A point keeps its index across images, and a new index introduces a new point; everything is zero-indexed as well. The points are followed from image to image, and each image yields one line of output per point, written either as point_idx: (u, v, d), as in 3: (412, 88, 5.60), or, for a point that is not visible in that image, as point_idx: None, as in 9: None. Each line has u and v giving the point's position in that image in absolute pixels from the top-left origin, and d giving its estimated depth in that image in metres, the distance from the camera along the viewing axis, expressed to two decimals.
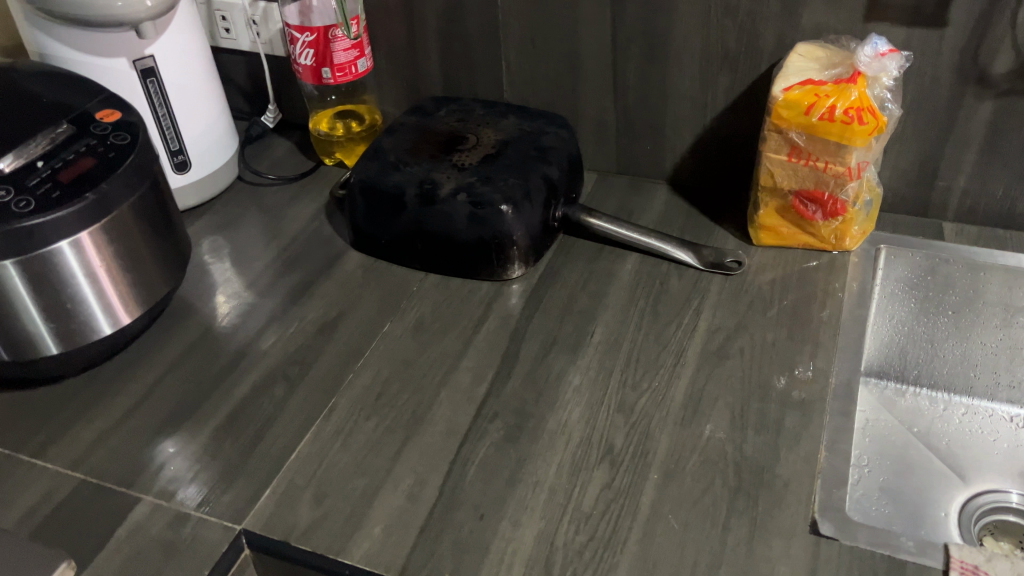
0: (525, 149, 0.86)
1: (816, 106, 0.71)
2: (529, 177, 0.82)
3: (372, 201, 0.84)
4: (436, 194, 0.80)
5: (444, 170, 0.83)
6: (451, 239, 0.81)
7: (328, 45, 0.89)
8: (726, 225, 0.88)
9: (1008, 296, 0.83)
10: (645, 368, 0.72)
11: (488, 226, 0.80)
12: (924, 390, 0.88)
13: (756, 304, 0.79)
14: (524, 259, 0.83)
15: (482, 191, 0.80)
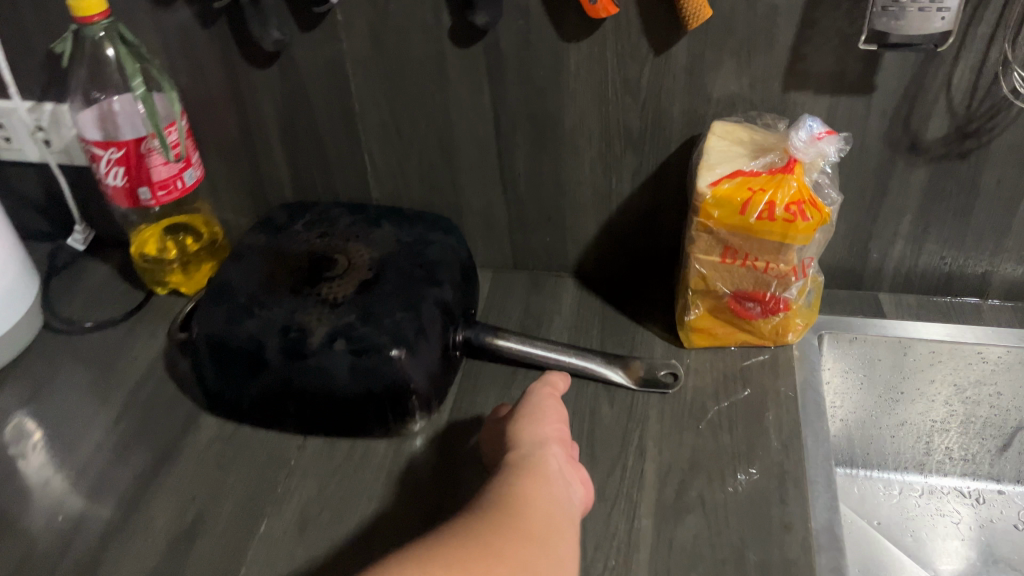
0: (408, 268, 0.71)
1: (751, 202, 0.61)
2: (419, 307, 0.67)
3: (224, 359, 0.66)
4: (305, 346, 0.64)
5: (310, 310, 0.67)
6: (331, 397, 0.65)
7: (143, 161, 0.71)
8: (649, 324, 0.77)
9: (957, 375, 0.76)
10: (595, 541, 0.59)
11: (376, 378, 0.64)
12: (876, 471, 0.82)
13: (704, 429, 0.68)
14: (426, 408, 0.67)
15: (364, 336, 0.64)
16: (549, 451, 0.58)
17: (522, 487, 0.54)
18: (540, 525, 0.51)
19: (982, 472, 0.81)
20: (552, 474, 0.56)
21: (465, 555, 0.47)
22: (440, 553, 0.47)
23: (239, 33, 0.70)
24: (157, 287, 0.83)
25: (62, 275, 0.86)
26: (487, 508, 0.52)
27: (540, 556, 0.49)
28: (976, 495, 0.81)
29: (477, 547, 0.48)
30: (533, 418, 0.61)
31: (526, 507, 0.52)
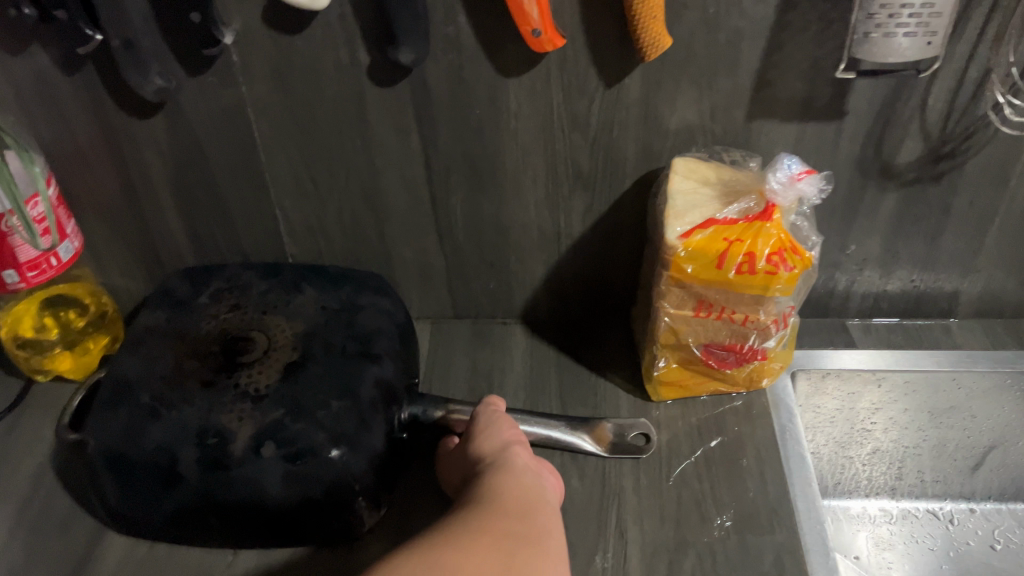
0: (340, 343, 0.61)
1: (730, 254, 0.54)
2: (357, 391, 0.57)
3: (129, 477, 0.55)
4: (226, 455, 0.54)
5: (226, 406, 0.56)
6: (261, 512, 0.55)
7: (4, 241, 0.59)
8: (610, 375, 0.70)
9: (930, 401, 0.72)
10: None
11: (315, 483, 0.54)
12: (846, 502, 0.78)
13: (684, 495, 0.61)
14: (375, 506, 0.58)
15: (296, 436, 0.55)
16: (513, 449, 0.53)
17: (495, 480, 0.49)
18: (520, 506, 0.46)
19: (955, 491, 0.77)
20: (524, 466, 0.51)
21: (460, 535, 0.41)
22: (432, 536, 0.42)
23: (113, 79, 0.59)
24: (37, 373, 0.71)
25: None
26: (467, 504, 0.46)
27: (537, 533, 0.44)
28: (948, 517, 0.77)
29: (469, 528, 0.42)
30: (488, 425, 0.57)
31: (503, 494, 0.47)
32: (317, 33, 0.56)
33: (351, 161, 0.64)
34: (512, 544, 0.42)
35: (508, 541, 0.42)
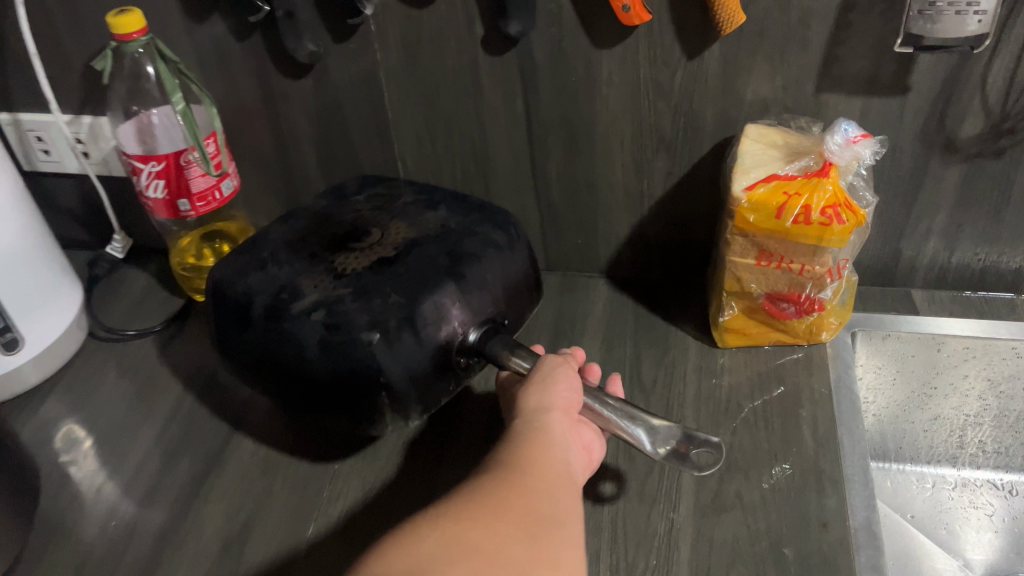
0: (433, 255, 0.62)
1: (788, 207, 0.61)
2: (419, 299, 0.58)
3: (224, 306, 0.63)
4: (286, 310, 0.59)
5: (315, 276, 0.61)
6: (301, 371, 0.59)
7: (183, 173, 0.72)
8: (682, 325, 0.78)
9: (994, 371, 0.76)
10: (637, 541, 0.61)
11: (344, 360, 0.57)
12: (910, 466, 0.83)
13: (740, 428, 0.68)
14: (400, 411, 0.59)
15: (344, 315, 0.58)
16: (553, 415, 0.52)
17: (524, 456, 0.50)
18: (545, 492, 0.48)
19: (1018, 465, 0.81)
20: (559, 439, 0.52)
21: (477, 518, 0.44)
22: (450, 513, 0.44)
23: (275, 45, 0.71)
24: (196, 293, 0.84)
25: (102, 284, 0.87)
26: (494, 476, 0.48)
27: (554, 523, 0.46)
28: (1009, 488, 0.81)
29: (487, 509, 0.45)
30: (541, 378, 0.55)
31: (528, 471, 0.49)
32: (442, 9, 0.67)
33: (464, 122, 0.74)
34: (524, 535, 0.44)
35: (526, 529, 0.45)
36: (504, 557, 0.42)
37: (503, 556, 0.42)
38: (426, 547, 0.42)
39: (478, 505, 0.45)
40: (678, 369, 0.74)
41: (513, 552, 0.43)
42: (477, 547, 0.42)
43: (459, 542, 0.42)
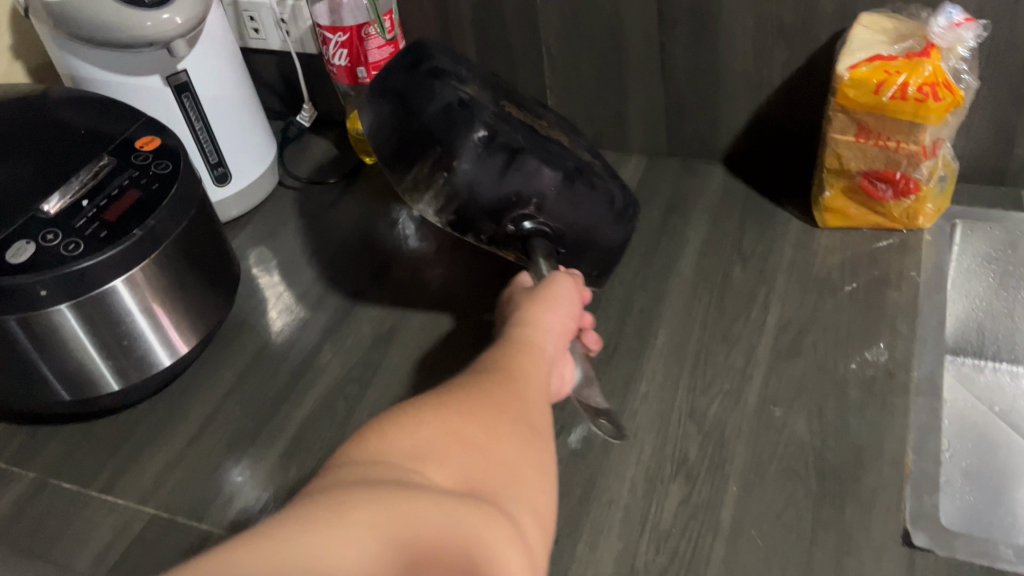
0: (568, 156, 0.66)
1: (886, 83, 0.67)
2: (527, 152, 0.63)
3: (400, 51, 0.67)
4: (439, 71, 0.64)
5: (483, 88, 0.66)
6: (407, 111, 0.63)
7: (362, 44, 0.86)
8: (788, 206, 0.84)
9: None
10: (715, 369, 0.70)
11: (445, 118, 0.62)
12: (1005, 364, 0.86)
13: (826, 293, 0.75)
14: (440, 198, 0.64)
15: (469, 108, 0.62)
16: (547, 334, 0.54)
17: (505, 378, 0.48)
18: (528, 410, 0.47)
19: None
20: (550, 335, 0.54)
21: (455, 411, 0.44)
22: (432, 407, 0.44)
23: None
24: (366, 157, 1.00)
25: (291, 145, 1.04)
26: (472, 384, 0.48)
27: (529, 404, 0.48)
28: None
29: (469, 404, 0.45)
30: (544, 288, 0.58)
31: (507, 392, 0.47)
32: None
33: (602, 10, 0.83)
34: (495, 442, 0.43)
35: (500, 421, 0.45)
36: (479, 443, 0.43)
37: (479, 443, 0.43)
38: (402, 441, 0.41)
39: (462, 398, 0.46)
40: (777, 242, 0.81)
41: (490, 431, 0.44)
42: (454, 441, 0.43)
43: (429, 444, 0.42)
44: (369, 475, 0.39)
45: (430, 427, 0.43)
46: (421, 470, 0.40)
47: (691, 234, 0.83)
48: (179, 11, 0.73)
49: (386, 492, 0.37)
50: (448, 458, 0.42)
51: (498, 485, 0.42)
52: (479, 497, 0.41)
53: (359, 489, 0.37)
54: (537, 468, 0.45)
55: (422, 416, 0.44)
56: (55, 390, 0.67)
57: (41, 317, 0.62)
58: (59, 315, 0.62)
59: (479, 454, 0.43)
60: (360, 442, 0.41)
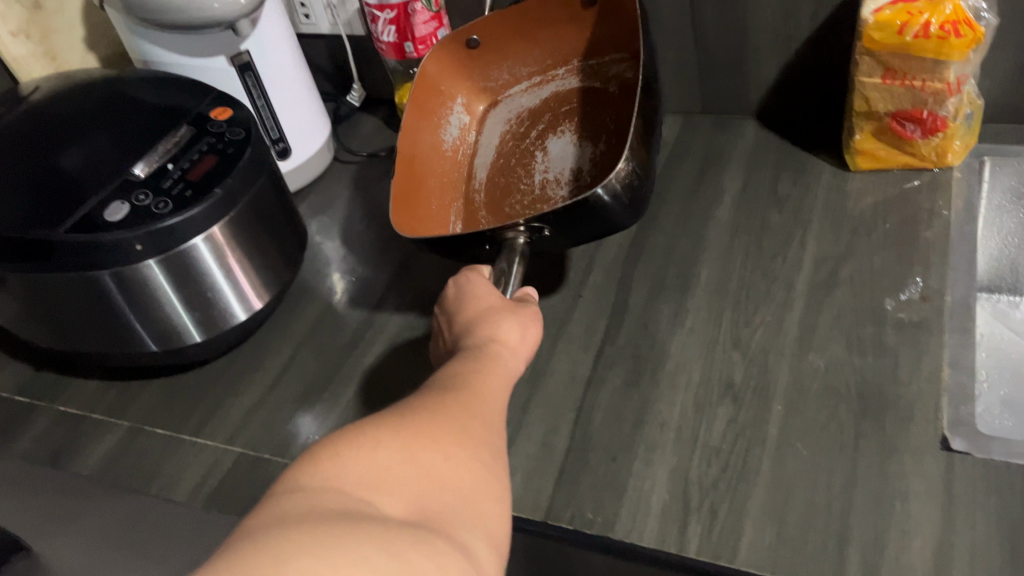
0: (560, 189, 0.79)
1: (909, 24, 0.71)
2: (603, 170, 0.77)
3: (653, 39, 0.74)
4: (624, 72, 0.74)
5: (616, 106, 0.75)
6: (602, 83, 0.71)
7: (409, 20, 0.91)
8: (821, 154, 0.88)
9: None
10: (756, 303, 0.74)
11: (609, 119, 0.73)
12: None
13: (860, 230, 0.79)
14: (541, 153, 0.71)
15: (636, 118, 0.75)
16: (497, 354, 0.58)
17: (458, 399, 0.52)
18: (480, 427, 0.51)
19: None
20: (506, 369, 0.58)
21: (411, 435, 0.47)
22: (386, 429, 0.47)
23: None
24: None
25: (342, 123, 1.10)
26: (429, 403, 0.51)
27: (480, 430, 0.50)
28: None
29: (426, 431, 0.48)
30: (518, 307, 0.62)
31: (461, 414, 0.51)
32: None
33: None
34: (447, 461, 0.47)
35: (453, 448, 0.48)
36: (433, 470, 0.46)
37: (432, 470, 0.46)
38: (360, 466, 0.44)
39: (418, 424, 0.49)
40: (811, 187, 0.85)
41: (445, 458, 0.47)
42: (409, 467, 0.45)
43: (385, 469, 0.45)
44: (329, 500, 0.41)
45: (387, 452, 0.46)
46: (374, 499, 0.43)
47: (728, 184, 0.87)
48: None
49: (344, 520, 0.39)
50: (402, 485, 0.44)
51: (450, 510, 0.45)
52: (431, 522, 0.43)
53: (318, 516, 0.39)
54: (492, 495, 0.47)
55: (380, 439, 0.46)
56: (145, 342, 0.74)
57: (134, 272, 0.68)
58: (147, 269, 0.68)
59: (431, 482, 0.45)
60: (317, 465, 0.44)
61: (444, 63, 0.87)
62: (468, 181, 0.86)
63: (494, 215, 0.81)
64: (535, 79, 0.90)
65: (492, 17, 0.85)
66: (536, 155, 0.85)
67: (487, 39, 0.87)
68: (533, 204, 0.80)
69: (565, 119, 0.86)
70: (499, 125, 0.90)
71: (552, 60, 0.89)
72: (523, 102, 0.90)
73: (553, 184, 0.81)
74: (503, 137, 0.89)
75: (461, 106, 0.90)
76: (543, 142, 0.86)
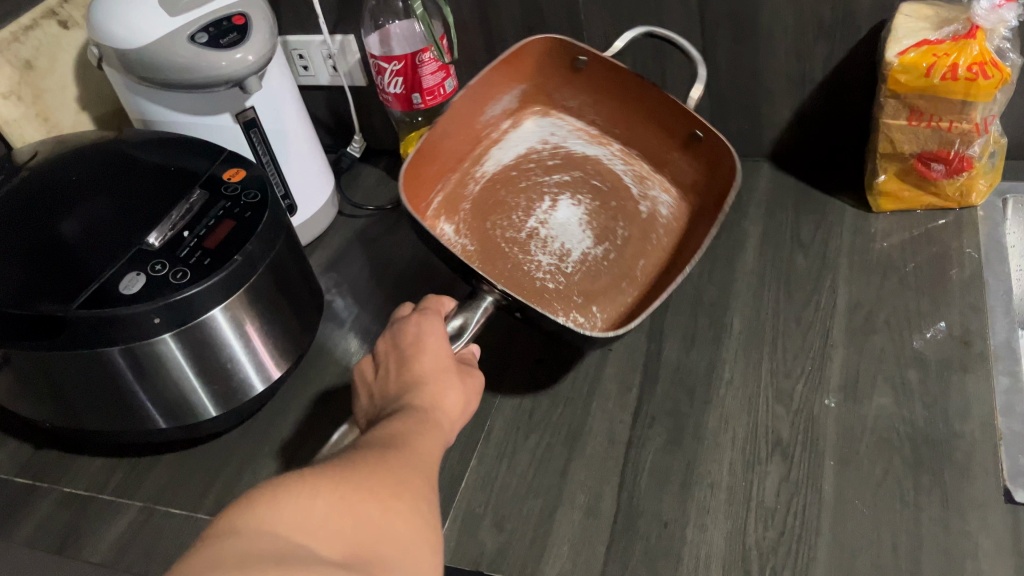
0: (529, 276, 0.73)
1: (936, 66, 0.70)
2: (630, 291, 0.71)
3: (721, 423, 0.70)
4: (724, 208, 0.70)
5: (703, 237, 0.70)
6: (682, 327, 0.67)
7: (417, 71, 0.89)
8: (841, 195, 0.87)
9: None
10: (794, 353, 0.73)
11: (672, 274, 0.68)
12: None
13: (890, 273, 0.78)
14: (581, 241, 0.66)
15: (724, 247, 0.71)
16: (431, 417, 0.55)
17: (387, 451, 0.49)
18: (414, 477, 0.48)
19: None
20: (442, 428, 0.55)
21: (351, 484, 0.44)
22: (318, 477, 0.44)
23: None
24: None
25: (344, 176, 1.07)
26: (357, 455, 0.48)
27: (414, 477, 0.48)
28: None
29: (366, 480, 0.45)
30: (462, 375, 0.60)
31: (389, 463, 0.48)
32: None
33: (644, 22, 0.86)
34: (382, 514, 0.44)
35: (394, 499, 0.45)
36: (372, 521, 0.43)
37: (370, 522, 0.43)
38: (296, 510, 0.41)
39: (357, 474, 0.46)
40: (834, 230, 0.84)
41: (384, 511, 0.44)
42: (346, 516, 0.42)
43: (322, 517, 0.42)
44: (259, 546, 0.38)
45: (325, 498, 0.43)
46: (308, 545, 0.40)
47: (749, 229, 0.86)
48: (250, 50, 0.76)
49: (275, 566, 0.37)
50: (338, 534, 0.41)
51: (386, 564, 0.42)
52: (364, 573, 0.40)
53: (249, 563, 0.36)
54: (426, 546, 0.45)
55: (319, 485, 0.43)
56: (156, 418, 0.70)
57: (149, 348, 0.64)
58: (164, 343, 0.65)
59: (368, 533, 0.43)
60: (250, 507, 0.41)
61: (543, 55, 0.79)
62: (474, 160, 0.81)
63: (469, 220, 0.78)
64: (592, 131, 0.83)
65: (621, 70, 0.76)
66: (541, 198, 0.80)
67: (592, 66, 0.78)
68: (506, 240, 0.76)
69: (587, 188, 0.81)
70: (535, 134, 0.84)
71: (619, 130, 0.82)
72: (567, 137, 0.83)
73: (534, 243, 0.77)
74: (526, 149, 0.83)
75: (517, 91, 0.82)
76: (556, 193, 0.80)
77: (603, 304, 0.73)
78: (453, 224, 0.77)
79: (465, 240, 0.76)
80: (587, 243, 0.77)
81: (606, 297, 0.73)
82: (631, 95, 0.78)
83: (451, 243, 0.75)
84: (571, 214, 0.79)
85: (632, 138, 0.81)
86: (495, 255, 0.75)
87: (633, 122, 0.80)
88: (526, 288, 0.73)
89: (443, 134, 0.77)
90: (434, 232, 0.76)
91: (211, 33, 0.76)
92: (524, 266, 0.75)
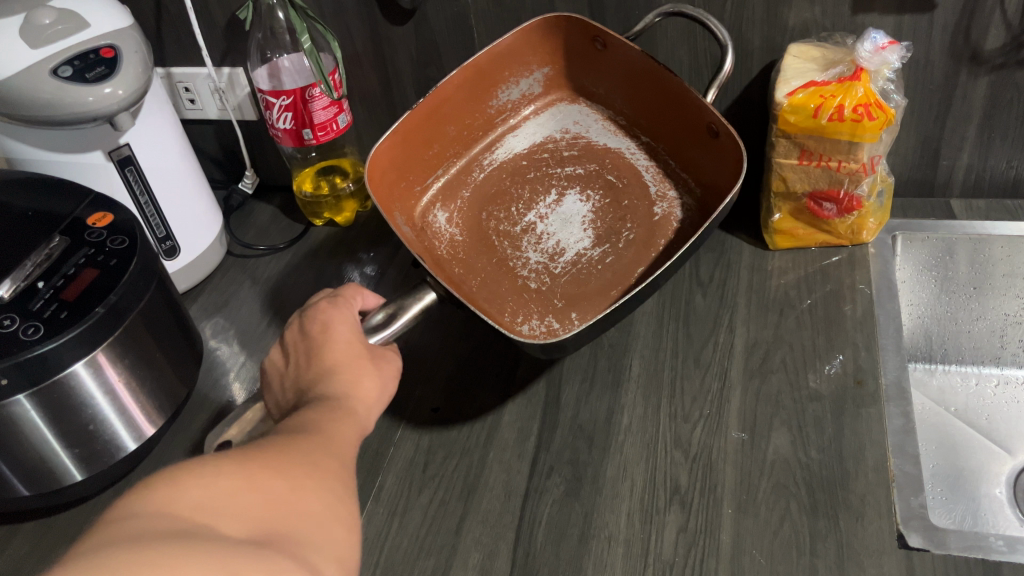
0: None
1: (823, 107, 0.71)
2: None
3: None
4: None
5: None
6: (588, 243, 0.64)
7: (307, 106, 0.85)
8: (737, 233, 0.88)
9: (1011, 262, 0.82)
10: (692, 396, 0.71)
11: None
12: (964, 368, 0.88)
13: (786, 311, 0.78)
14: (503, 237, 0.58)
15: None
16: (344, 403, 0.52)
17: (289, 440, 0.45)
18: (319, 460, 0.44)
19: None
20: (355, 417, 0.51)
21: (256, 462, 0.40)
22: (226, 457, 0.40)
23: None
24: (315, 219, 0.99)
25: (235, 213, 1.02)
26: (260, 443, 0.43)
27: (315, 455, 0.44)
28: None
29: (269, 461, 0.41)
30: (380, 364, 0.56)
31: (294, 450, 0.44)
32: None
33: None
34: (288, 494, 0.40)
35: (301, 476, 0.42)
36: (280, 498, 0.40)
37: (277, 499, 0.40)
38: (201, 487, 0.37)
39: (259, 454, 0.42)
40: (733, 267, 0.84)
41: (291, 486, 0.41)
42: (253, 495, 0.39)
43: (226, 496, 0.38)
44: (163, 522, 0.34)
45: (227, 475, 0.38)
46: (214, 524, 0.36)
47: None
48: (120, 83, 0.71)
49: (175, 544, 0.33)
50: (246, 510, 0.38)
51: (297, 540, 0.39)
52: (272, 545, 0.37)
53: (147, 540, 0.32)
54: (338, 522, 0.42)
55: (220, 463, 0.39)
56: (15, 486, 0.63)
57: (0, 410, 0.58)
58: (17, 407, 0.59)
59: (277, 508, 0.39)
60: (145, 488, 0.36)
61: (567, 33, 0.77)
62: (485, 146, 0.83)
63: (463, 210, 0.79)
64: (619, 122, 0.81)
65: (639, 75, 0.76)
66: (547, 192, 0.79)
67: (612, 49, 0.76)
68: (500, 233, 0.76)
69: (600, 184, 0.79)
70: (554, 123, 0.83)
71: (642, 123, 0.80)
72: (590, 128, 0.82)
73: (528, 238, 0.76)
74: (543, 136, 0.83)
75: (541, 77, 0.82)
76: (565, 187, 0.79)
77: (585, 311, 0.69)
78: (448, 211, 0.79)
79: (455, 225, 0.78)
80: (585, 243, 0.74)
81: (590, 304, 0.69)
82: (638, 94, 0.78)
83: (439, 231, 0.77)
84: (575, 211, 0.77)
85: (658, 134, 0.79)
86: (480, 249, 0.75)
87: (650, 122, 0.78)
88: (505, 287, 0.72)
89: (451, 108, 0.77)
90: (426, 223, 0.78)
91: (76, 66, 0.71)
92: (511, 262, 0.74)
